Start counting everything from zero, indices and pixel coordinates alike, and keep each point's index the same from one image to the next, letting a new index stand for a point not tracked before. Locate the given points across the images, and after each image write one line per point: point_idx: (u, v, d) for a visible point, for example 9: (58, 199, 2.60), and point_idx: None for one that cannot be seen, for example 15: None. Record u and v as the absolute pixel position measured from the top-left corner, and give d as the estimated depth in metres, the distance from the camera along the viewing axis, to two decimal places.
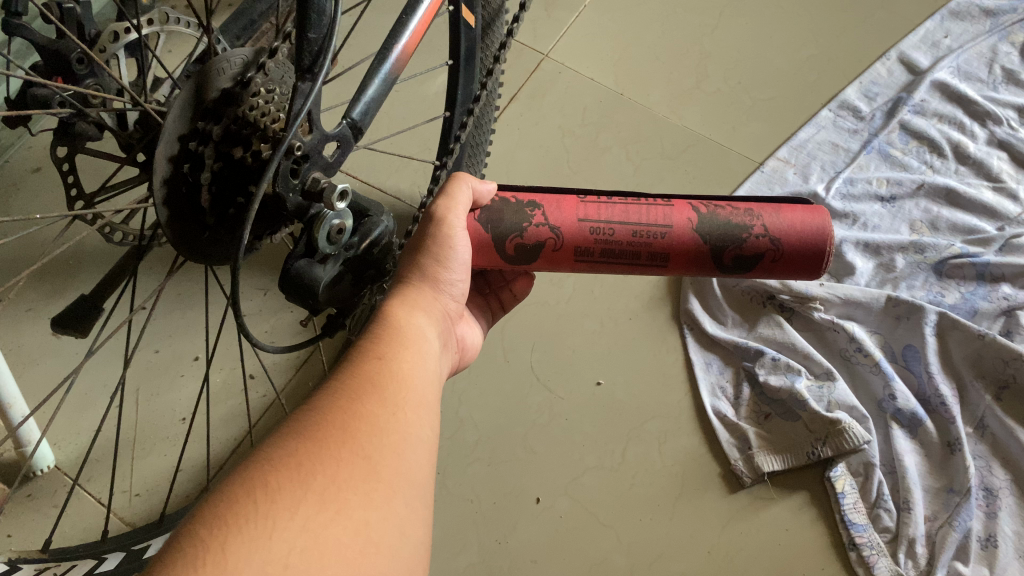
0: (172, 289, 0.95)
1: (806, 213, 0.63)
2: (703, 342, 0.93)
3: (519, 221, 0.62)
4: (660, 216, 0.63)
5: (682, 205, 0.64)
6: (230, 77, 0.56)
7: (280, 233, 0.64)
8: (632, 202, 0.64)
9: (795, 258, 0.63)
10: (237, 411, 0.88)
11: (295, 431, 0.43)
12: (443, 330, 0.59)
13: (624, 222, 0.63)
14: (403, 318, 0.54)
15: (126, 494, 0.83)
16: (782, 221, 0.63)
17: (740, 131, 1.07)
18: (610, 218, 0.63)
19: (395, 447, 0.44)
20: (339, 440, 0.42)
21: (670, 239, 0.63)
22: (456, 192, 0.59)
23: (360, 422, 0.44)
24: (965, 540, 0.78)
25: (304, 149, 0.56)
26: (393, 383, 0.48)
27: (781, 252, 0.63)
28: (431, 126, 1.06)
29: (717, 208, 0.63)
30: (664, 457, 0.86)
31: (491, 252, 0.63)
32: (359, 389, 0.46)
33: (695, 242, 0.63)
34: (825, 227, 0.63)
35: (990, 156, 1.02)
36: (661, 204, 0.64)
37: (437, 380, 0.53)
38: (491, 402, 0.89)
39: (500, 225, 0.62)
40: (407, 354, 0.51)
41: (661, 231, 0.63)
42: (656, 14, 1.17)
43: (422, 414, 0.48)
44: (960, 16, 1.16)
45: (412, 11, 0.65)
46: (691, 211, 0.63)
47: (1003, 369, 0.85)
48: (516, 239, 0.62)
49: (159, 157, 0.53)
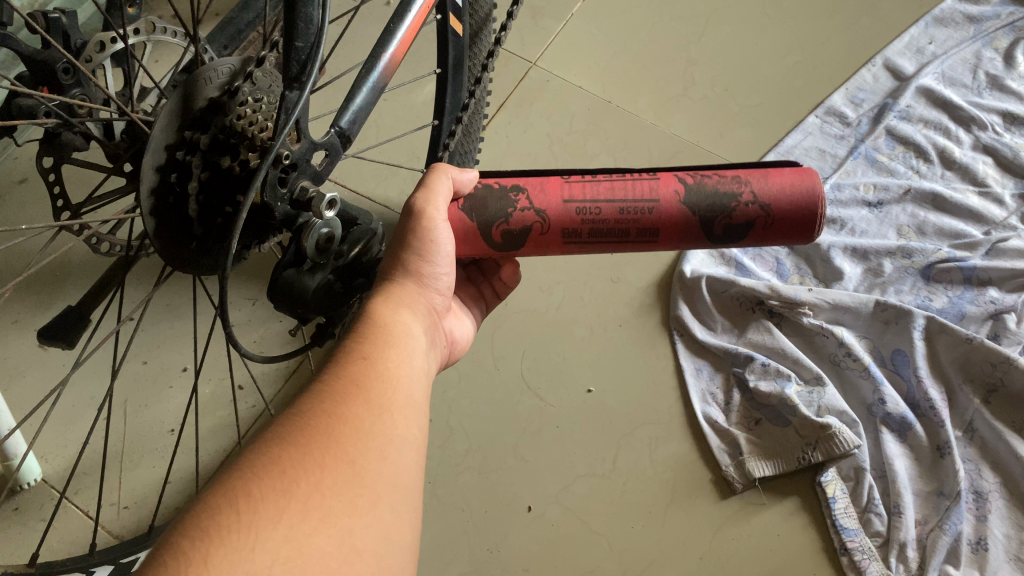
0: (159, 299, 0.94)
1: (795, 176, 0.61)
2: (692, 348, 0.93)
3: (503, 206, 0.61)
4: (645, 191, 0.61)
5: (668, 177, 0.62)
6: (218, 86, 0.56)
7: (269, 241, 0.64)
8: (617, 178, 0.62)
9: (787, 224, 0.61)
10: (227, 422, 0.87)
11: (277, 436, 0.42)
12: (429, 328, 0.59)
13: (610, 200, 0.61)
14: (387, 315, 0.54)
15: (115, 506, 0.82)
16: (771, 186, 0.61)
17: (727, 137, 1.08)
18: (596, 197, 0.61)
19: (379, 448, 0.44)
20: (324, 446, 0.42)
21: (657, 213, 0.61)
22: (437, 188, 0.59)
23: (342, 423, 0.44)
24: (955, 543, 0.78)
25: (292, 158, 0.56)
26: (379, 384, 0.48)
27: (773, 219, 0.61)
28: (419, 134, 1.06)
29: (704, 177, 0.61)
30: (656, 464, 0.86)
31: (476, 240, 0.62)
32: (341, 389, 0.46)
33: (683, 214, 0.61)
34: (816, 190, 0.61)
35: (975, 161, 1.02)
36: (647, 178, 0.62)
37: (424, 377, 0.53)
38: (481, 410, 0.89)
39: (486, 209, 0.61)
40: (392, 353, 0.51)
41: (648, 206, 0.61)
42: (644, 20, 1.18)
43: (409, 414, 0.48)
44: (944, 22, 1.17)
45: (399, 19, 0.65)
46: (677, 183, 0.61)
47: (992, 372, 0.86)
48: (502, 225, 0.61)
49: (146, 167, 0.53)
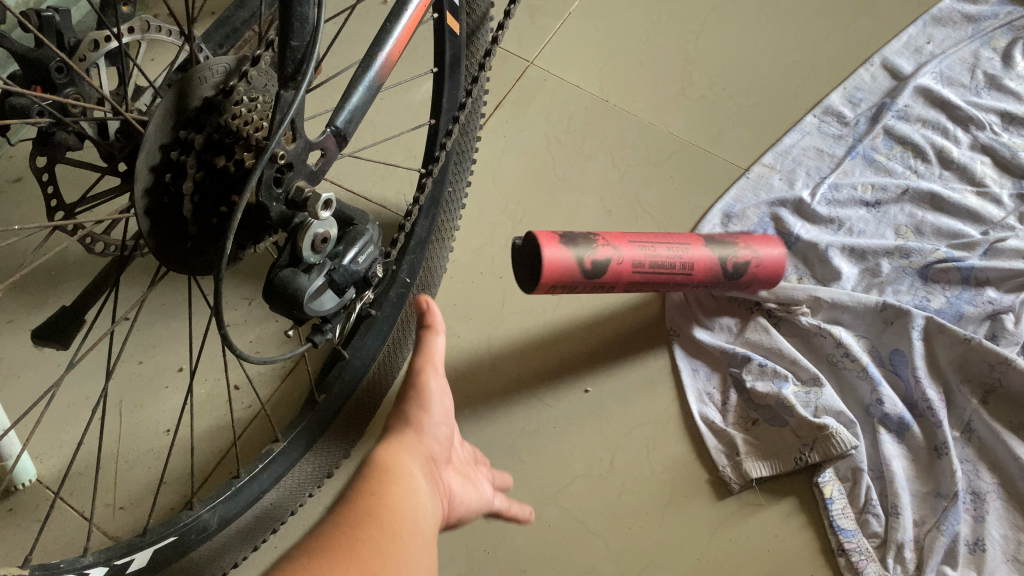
0: (155, 299, 0.94)
1: (775, 249, 0.88)
2: (689, 349, 0.93)
3: (590, 244, 0.80)
4: (688, 250, 0.85)
5: (698, 240, 0.86)
6: (213, 86, 0.56)
7: (264, 242, 0.63)
8: (664, 238, 0.85)
9: (764, 279, 0.89)
10: (223, 422, 0.87)
11: (306, 550, 0.45)
12: (431, 475, 0.57)
13: (664, 254, 0.84)
14: (391, 460, 0.54)
15: (110, 507, 0.82)
16: (761, 255, 0.87)
17: (725, 137, 1.08)
18: (655, 252, 0.83)
19: (400, 556, 0.47)
20: (356, 543, 0.46)
21: (696, 268, 0.85)
22: (433, 345, 0.62)
23: (364, 539, 0.46)
24: (953, 544, 0.78)
25: (288, 158, 0.56)
26: (404, 493, 0.52)
27: (757, 277, 0.88)
28: (416, 134, 1.06)
29: (721, 243, 0.86)
30: (653, 465, 0.86)
31: (573, 268, 0.79)
32: (362, 508, 0.49)
33: (712, 268, 0.86)
34: (785, 259, 0.89)
35: (974, 161, 1.02)
36: (684, 240, 0.85)
37: (432, 517, 0.53)
38: (479, 410, 0.89)
39: (573, 247, 0.79)
40: (412, 469, 0.54)
41: (689, 262, 0.85)
42: (641, 19, 1.18)
43: (428, 526, 0.52)
44: (942, 21, 1.16)
45: (395, 19, 0.64)
46: (706, 246, 0.86)
47: (990, 372, 0.85)
48: (593, 255, 0.79)
49: (140, 167, 0.53)
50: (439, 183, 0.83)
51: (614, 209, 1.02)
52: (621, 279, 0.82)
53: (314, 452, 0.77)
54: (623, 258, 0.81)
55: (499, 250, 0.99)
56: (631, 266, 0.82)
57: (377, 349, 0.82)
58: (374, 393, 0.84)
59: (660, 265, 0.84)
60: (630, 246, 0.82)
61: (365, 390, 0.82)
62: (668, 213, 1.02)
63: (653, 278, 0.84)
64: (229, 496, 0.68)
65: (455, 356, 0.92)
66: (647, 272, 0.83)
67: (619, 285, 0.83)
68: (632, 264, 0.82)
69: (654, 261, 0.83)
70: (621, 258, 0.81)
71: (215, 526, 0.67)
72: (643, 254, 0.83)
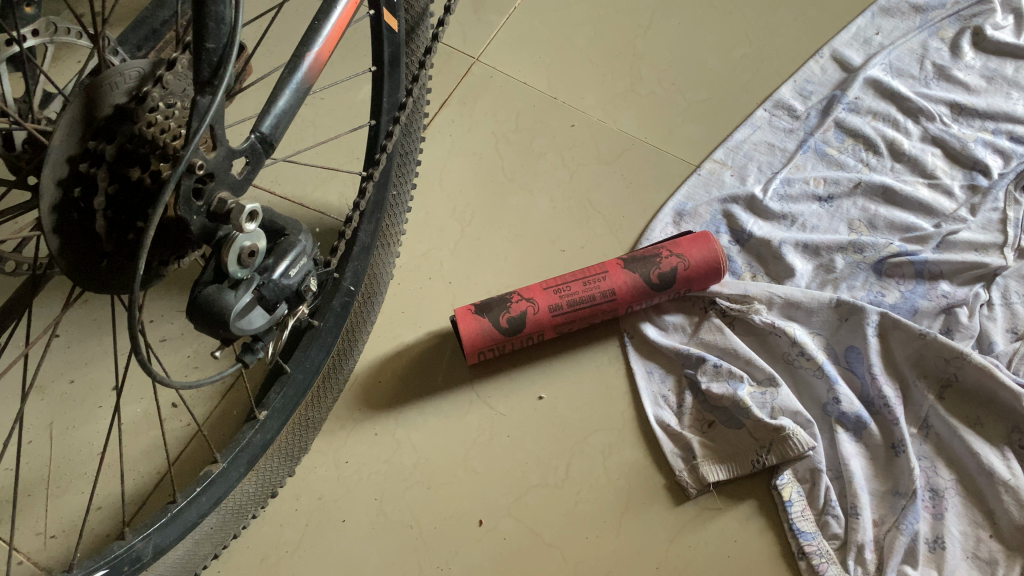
0: (84, 314, 0.90)
1: (702, 252, 0.87)
2: (644, 351, 0.91)
3: (504, 305, 0.86)
4: (605, 284, 0.87)
5: (616, 268, 0.88)
6: (125, 91, 0.52)
7: (189, 256, 0.60)
8: (578, 279, 0.87)
9: (702, 282, 0.89)
10: (159, 443, 0.83)
11: None
12: None
13: (578, 297, 0.87)
14: None
15: (41, 536, 0.78)
16: (686, 263, 0.87)
17: (676, 133, 1.06)
18: (568, 297, 0.86)
19: None
20: None
21: (620, 296, 0.87)
22: None
23: None
24: (913, 543, 0.77)
25: (208, 167, 0.51)
26: None
27: (692, 282, 0.88)
28: (357, 134, 1.03)
29: (642, 266, 0.87)
30: (608, 471, 0.84)
31: (491, 333, 0.85)
32: None
33: (636, 292, 0.87)
34: (721, 258, 0.88)
35: (924, 152, 1.01)
36: (600, 274, 0.87)
37: None
38: (431, 423, 0.86)
39: (489, 316, 0.85)
40: None
41: (610, 294, 0.87)
42: (588, 13, 1.16)
43: None
44: (891, 12, 1.15)
45: (324, 17, 0.60)
46: (624, 274, 0.87)
47: (945, 367, 0.85)
48: (506, 314, 0.85)
49: (45, 181, 0.49)
50: (382, 188, 0.78)
51: (565, 209, 0.99)
52: (544, 325, 0.87)
53: (255, 472, 0.73)
54: (539, 308, 0.86)
55: (448, 253, 0.96)
56: (549, 312, 0.86)
57: (321, 361, 0.78)
58: (318, 406, 0.80)
59: (580, 303, 0.87)
60: (545, 296, 0.87)
61: (308, 404, 0.79)
62: (620, 211, 0.99)
63: (580, 323, 0.88)
64: (163, 524, 0.64)
65: (403, 367, 0.89)
66: (573, 319, 0.87)
67: (545, 332, 0.88)
68: (550, 310, 0.86)
69: (571, 302, 0.86)
70: (538, 310, 0.86)
71: (150, 555, 0.63)
72: (560, 298, 0.86)
